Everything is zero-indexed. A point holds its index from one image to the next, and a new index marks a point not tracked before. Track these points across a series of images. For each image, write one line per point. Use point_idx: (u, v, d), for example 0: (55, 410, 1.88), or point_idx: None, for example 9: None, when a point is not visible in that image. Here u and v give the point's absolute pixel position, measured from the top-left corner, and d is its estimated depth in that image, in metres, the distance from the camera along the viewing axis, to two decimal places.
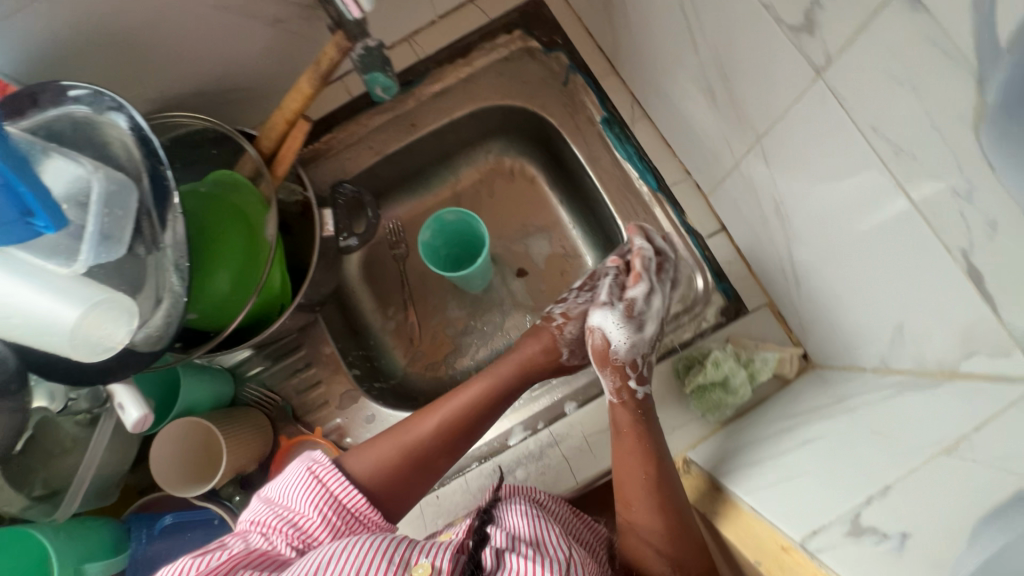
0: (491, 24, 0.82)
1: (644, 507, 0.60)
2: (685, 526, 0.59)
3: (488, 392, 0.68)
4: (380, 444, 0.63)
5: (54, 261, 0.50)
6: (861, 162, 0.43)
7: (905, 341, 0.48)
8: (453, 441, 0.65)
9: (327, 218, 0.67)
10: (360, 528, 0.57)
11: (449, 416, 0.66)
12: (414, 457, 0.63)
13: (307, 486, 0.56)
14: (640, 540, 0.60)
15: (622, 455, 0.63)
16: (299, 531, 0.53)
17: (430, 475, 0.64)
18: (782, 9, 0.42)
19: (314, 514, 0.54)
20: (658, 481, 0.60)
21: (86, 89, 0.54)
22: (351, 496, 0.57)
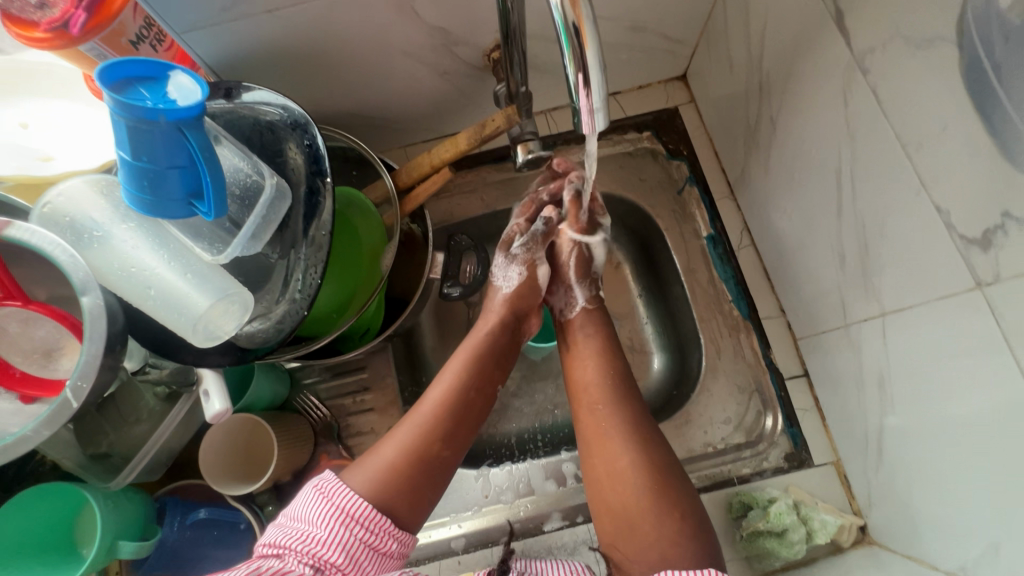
0: (625, 120, 0.86)
1: (620, 428, 0.60)
2: (667, 466, 0.57)
3: (478, 366, 0.66)
4: (375, 457, 0.57)
5: (202, 245, 0.53)
6: (1001, 378, 0.44)
7: (999, 560, 0.47)
8: (456, 431, 0.61)
9: (437, 262, 0.73)
10: (374, 539, 0.51)
11: (439, 403, 0.62)
12: (421, 456, 0.58)
13: (313, 502, 0.51)
14: (621, 476, 0.57)
15: (596, 402, 0.63)
16: (310, 552, 0.47)
17: (442, 474, 0.59)
18: (958, 218, 0.44)
19: (324, 533, 0.49)
20: (637, 425, 0.60)
21: (284, 101, 0.58)
22: (359, 504, 0.51)
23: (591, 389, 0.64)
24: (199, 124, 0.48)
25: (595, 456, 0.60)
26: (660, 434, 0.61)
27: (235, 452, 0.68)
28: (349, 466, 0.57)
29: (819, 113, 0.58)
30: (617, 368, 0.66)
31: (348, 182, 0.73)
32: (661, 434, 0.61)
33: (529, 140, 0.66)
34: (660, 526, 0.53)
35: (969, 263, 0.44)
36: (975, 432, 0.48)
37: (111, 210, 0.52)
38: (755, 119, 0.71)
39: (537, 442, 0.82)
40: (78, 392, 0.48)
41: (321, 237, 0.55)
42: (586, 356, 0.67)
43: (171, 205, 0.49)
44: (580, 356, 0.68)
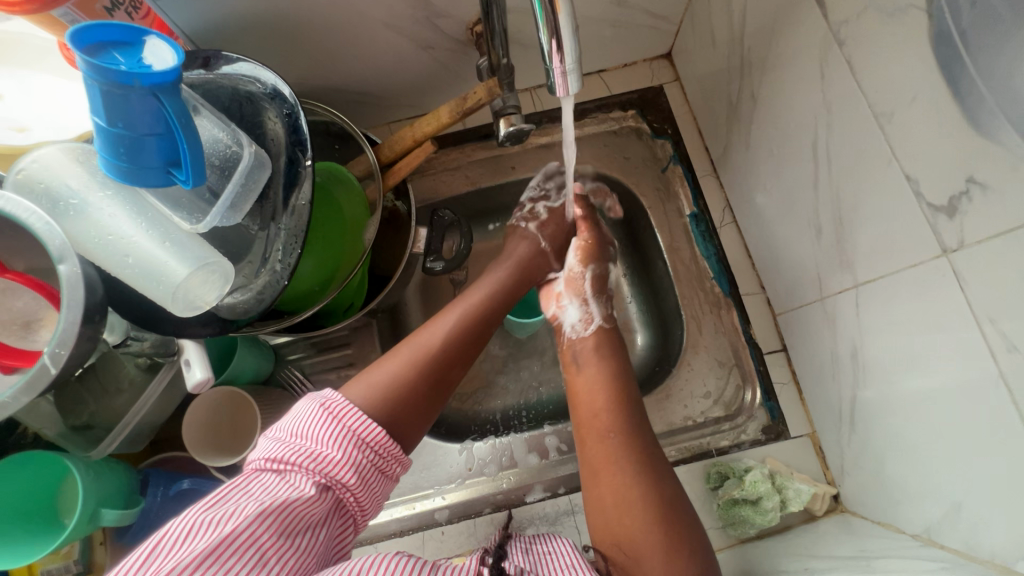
0: (610, 97, 0.85)
1: (616, 429, 0.59)
2: (656, 469, 0.57)
3: (483, 309, 0.67)
4: (381, 373, 0.57)
5: (181, 215, 0.53)
6: (964, 344, 0.45)
7: (962, 519, 0.49)
8: (458, 359, 0.62)
9: (421, 237, 0.71)
10: (381, 462, 0.52)
11: (445, 332, 0.63)
12: (424, 376, 0.58)
13: (322, 421, 0.50)
14: (610, 474, 0.56)
15: (593, 404, 0.62)
16: (320, 472, 0.48)
17: (442, 396, 0.59)
18: (927, 186, 0.45)
19: (335, 454, 0.49)
20: (634, 429, 0.59)
21: (262, 71, 0.58)
22: (370, 429, 0.51)
23: (586, 380, 0.65)
24: (174, 90, 0.48)
25: (586, 450, 0.59)
26: (653, 437, 0.60)
27: (219, 426, 0.69)
28: (353, 378, 0.57)
29: (798, 86, 0.59)
30: (617, 376, 0.65)
31: (331, 156, 0.73)
32: (655, 438, 0.60)
33: (511, 114, 0.65)
34: (643, 525, 0.52)
35: (936, 231, 0.45)
36: (940, 396, 0.49)
37: (87, 178, 0.51)
38: (736, 96, 0.71)
39: (522, 417, 0.83)
40: (56, 358, 0.49)
41: (300, 208, 0.55)
42: (588, 363, 0.67)
43: (149, 173, 0.49)
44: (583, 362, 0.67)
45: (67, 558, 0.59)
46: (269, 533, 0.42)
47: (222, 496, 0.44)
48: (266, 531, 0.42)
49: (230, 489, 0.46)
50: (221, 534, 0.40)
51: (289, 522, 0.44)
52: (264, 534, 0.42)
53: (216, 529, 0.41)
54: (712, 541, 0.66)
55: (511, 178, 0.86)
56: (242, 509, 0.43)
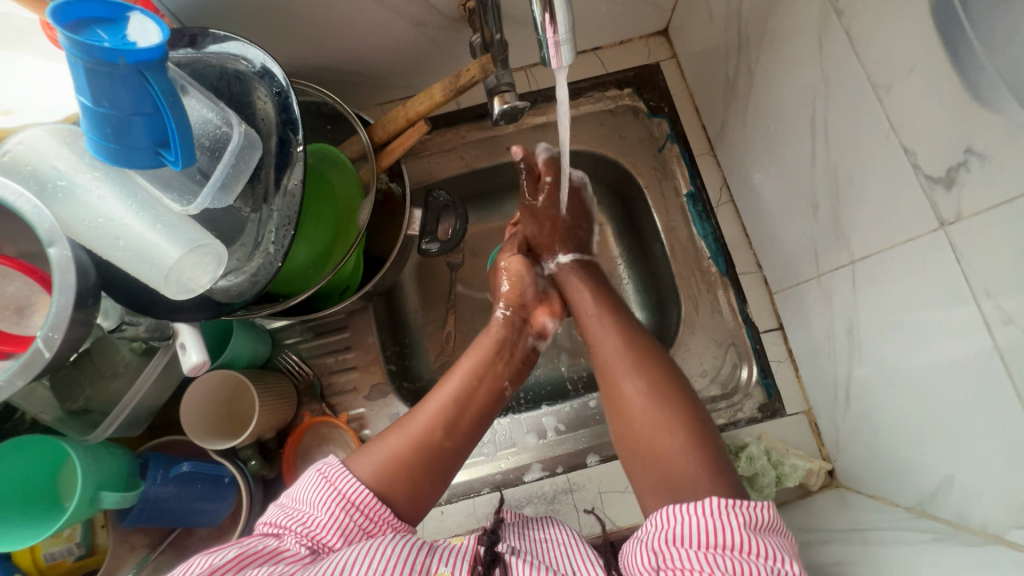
0: (606, 76, 0.84)
1: (622, 357, 0.62)
2: (668, 382, 0.58)
3: (490, 356, 0.66)
4: (383, 443, 0.57)
5: (173, 197, 0.53)
6: (960, 317, 0.45)
7: (955, 491, 0.49)
8: (465, 424, 0.60)
9: (415, 218, 0.70)
10: (373, 526, 0.50)
11: (447, 395, 0.61)
12: (427, 444, 0.57)
13: (317, 486, 0.51)
14: (629, 400, 0.58)
15: (602, 343, 0.65)
16: (308, 533, 0.49)
17: (448, 463, 0.58)
18: (925, 159, 0.45)
19: (324, 517, 0.49)
20: (635, 351, 0.62)
21: (251, 49, 0.57)
22: (359, 490, 0.51)
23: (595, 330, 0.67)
24: (160, 68, 0.47)
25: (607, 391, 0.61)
26: (665, 359, 0.62)
27: (216, 409, 0.69)
28: (359, 449, 0.57)
29: (796, 60, 0.58)
30: (619, 315, 0.67)
31: (323, 138, 0.72)
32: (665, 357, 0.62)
33: (506, 91, 0.63)
34: (667, 439, 0.54)
35: (934, 204, 0.45)
36: (934, 370, 0.50)
37: (75, 160, 0.51)
38: (734, 72, 0.70)
39: (519, 399, 0.83)
40: (49, 342, 0.48)
41: (293, 187, 0.55)
42: (591, 305, 0.70)
43: (138, 155, 0.48)
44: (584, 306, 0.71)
45: (69, 540, 0.60)
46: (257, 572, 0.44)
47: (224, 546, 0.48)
48: (252, 571, 0.44)
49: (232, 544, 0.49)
50: (210, 566, 0.44)
51: (273, 566, 0.45)
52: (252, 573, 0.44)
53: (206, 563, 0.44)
54: None
55: (507, 159, 0.85)
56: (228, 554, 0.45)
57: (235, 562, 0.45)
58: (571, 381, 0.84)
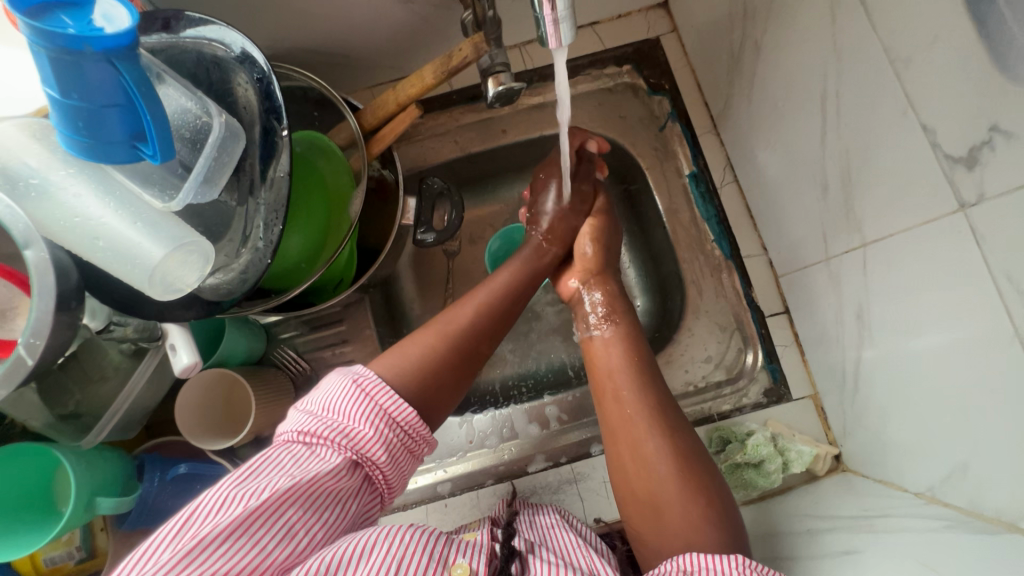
0: (604, 52, 0.80)
1: (649, 414, 0.56)
2: (693, 454, 0.55)
3: (517, 282, 0.66)
4: (410, 347, 0.56)
5: (154, 193, 0.50)
6: (978, 305, 0.44)
7: (968, 478, 0.48)
8: (486, 338, 0.61)
9: (409, 208, 0.70)
10: (411, 441, 0.50)
11: (476, 313, 0.61)
12: (459, 351, 0.58)
13: (354, 399, 0.48)
14: (650, 466, 0.54)
15: (621, 390, 0.59)
16: (350, 447, 0.47)
17: (472, 371, 0.59)
18: (945, 137, 0.43)
19: (367, 430, 0.47)
20: (663, 410, 0.57)
21: (230, 32, 0.53)
22: (399, 406, 0.50)
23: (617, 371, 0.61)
24: (132, 55, 0.43)
25: (620, 446, 0.56)
26: (687, 422, 0.57)
27: (213, 409, 0.67)
28: (381, 355, 0.56)
29: (806, 34, 0.55)
30: (641, 357, 0.62)
31: (311, 126, 0.69)
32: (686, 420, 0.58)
33: (500, 72, 0.60)
34: (690, 517, 0.50)
35: (953, 183, 0.43)
36: (948, 356, 0.48)
37: (48, 156, 0.48)
38: (738, 47, 0.67)
39: (521, 388, 0.82)
40: (32, 348, 0.47)
41: (279, 180, 0.52)
42: (610, 346, 0.63)
43: (114, 149, 0.46)
44: (602, 346, 0.64)
45: (68, 544, 0.59)
46: (295, 514, 0.42)
47: (251, 465, 0.44)
48: (291, 511, 0.42)
49: (258, 459, 0.45)
50: (255, 500, 0.40)
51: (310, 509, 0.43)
52: (290, 514, 0.42)
53: (248, 494, 0.41)
54: None
55: (503, 142, 0.82)
56: (271, 480, 0.42)
57: (275, 500, 0.41)
58: (574, 369, 0.82)
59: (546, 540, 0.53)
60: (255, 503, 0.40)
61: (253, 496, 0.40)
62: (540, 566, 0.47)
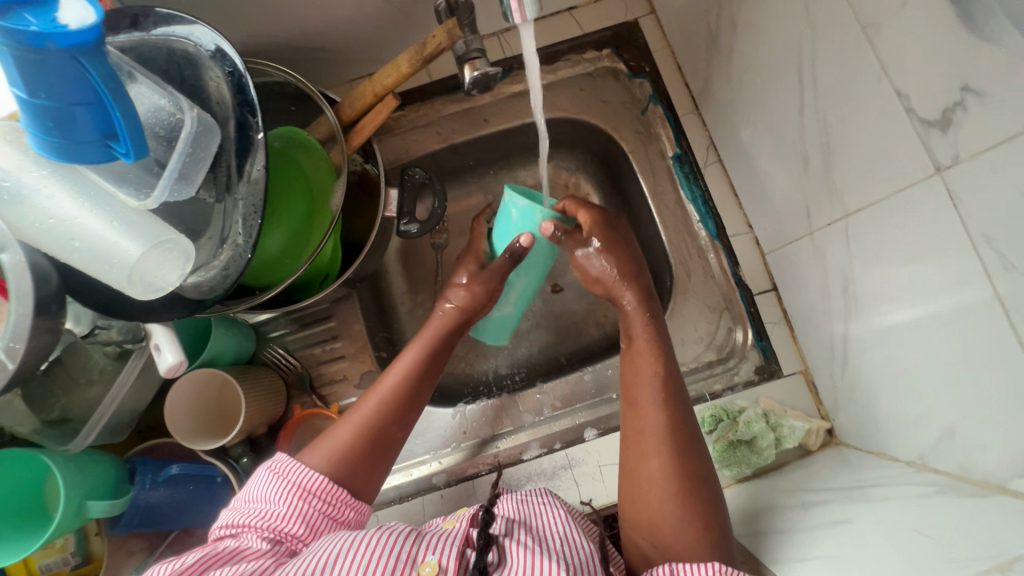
0: (583, 36, 0.80)
1: (661, 433, 0.56)
2: (700, 472, 0.54)
3: (443, 350, 0.66)
4: (331, 436, 0.57)
5: (128, 191, 0.50)
6: (958, 271, 0.44)
7: (956, 443, 0.48)
8: (411, 410, 0.61)
9: (392, 199, 0.68)
10: (333, 509, 0.52)
11: (396, 386, 0.61)
12: (376, 432, 0.57)
13: (269, 482, 0.51)
14: (652, 486, 0.54)
15: (641, 401, 0.58)
16: (268, 526, 0.49)
17: (395, 448, 0.59)
18: (919, 101, 0.43)
19: (282, 508, 0.50)
20: (678, 430, 0.56)
21: (198, 27, 0.53)
22: (313, 478, 0.51)
23: (635, 385, 0.60)
24: (98, 51, 0.43)
25: (628, 461, 0.57)
26: (697, 439, 0.57)
27: (202, 409, 0.67)
28: (306, 445, 0.57)
29: (782, 8, 0.55)
30: (668, 368, 0.60)
31: (289, 121, 0.69)
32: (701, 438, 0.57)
33: (476, 58, 0.59)
34: (687, 537, 0.51)
35: (929, 147, 0.43)
36: (932, 324, 0.48)
37: (19, 157, 0.47)
38: (715, 25, 0.67)
39: (514, 377, 0.82)
40: (12, 352, 0.47)
41: (255, 174, 0.52)
42: (640, 353, 0.61)
43: (86, 148, 0.45)
44: (637, 353, 0.61)
45: (63, 551, 0.60)
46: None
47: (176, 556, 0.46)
48: (215, 573, 0.44)
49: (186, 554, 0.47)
50: (172, 575, 0.43)
51: (235, 566, 0.45)
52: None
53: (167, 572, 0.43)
54: (717, 481, 0.66)
55: (485, 132, 0.81)
56: (187, 560, 0.44)
57: (196, 567, 0.44)
58: (565, 355, 0.82)
59: (534, 521, 0.53)
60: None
61: (169, 572, 0.43)
62: (515, 554, 0.47)
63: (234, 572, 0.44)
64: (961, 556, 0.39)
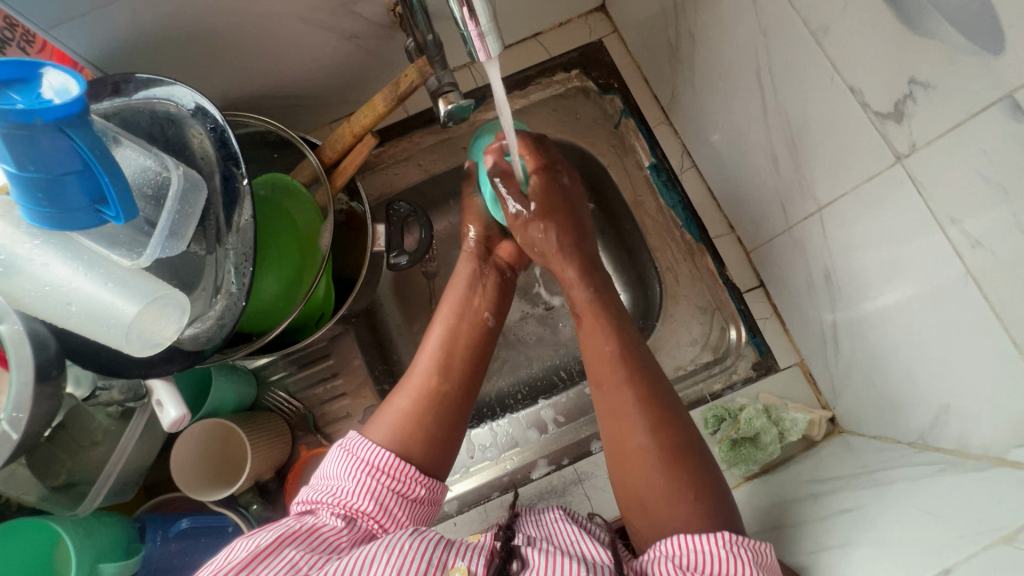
0: (551, 60, 0.82)
1: (634, 407, 0.55)
2: (681, 440, 0.53)
3: (463, 296, 0.65)
4: (390, 408, 0.58)
5: (118, 252, 0.50)
6: (931, 253, 0.45)
7: (952, 420, 0.49)
8: (465, 371, 0.60)
9: (380, 234, 0.69)
10: (400, 485, 0.51)
11: (442, 347, 0.61)
12: (429, 399, 0.57)
13: (340, 459, 0.52)
14: (639, 459, 0.53)
15: (609, 376, 0.57)
16: (340, 503, 0.50)
17: (458, 409, 0.58)
18: (872, 95, 0.45)
19: (352, 485, 0.50)
20: (651, 398, 0.55)
21: (178, 88, 0.55)
22: (380, 455, 0.52)
23: (596, 363, 0.59)
24: (82, 122, 0.44)
25: (610, 434, 0.56)
26: (680, 414, 0.55)
27: (211, 460, 0.67)
28: (372, 419, 0.58)
29: (733, 16, 0.58)
30: (629, 341, 0.59)
31: (273, 167, 0.70)
32: (679, 406, 0.56)
33: (449, 92, 0.61)
34: (684, 510, 0.50)
35: (886, 137, 0.45)
36: (913, 302, 0.49)
37: (11, 231, 0.47)
38: (675, 38, 0.70)
39: (517, 396, 0.81)
40: (15, 423, 0.48)
41: (244, 223, 0.54)
42: (595, 330, 0.61)
43: (76, 215, 0.46)
44: (591, 333, 0.61)
45: None
46: (295, 553, 0.45)
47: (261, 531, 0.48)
48: (291, 552, 0.45)
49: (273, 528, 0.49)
50: (256, 548, 0.44)
51: (311, 549, 0.45)
52: (291, 553, 0.45)
53: (251, 543, 0.45)
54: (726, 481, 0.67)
55: (465, 159, 0.83)
56: (266, 537, 0.46)
57: (276, 544, 0.45)
58: (562, 371, 0.81)
59: (556, 534, 0.53)
60: (258, 548, 0.44)
61: (258, 541, 0.45)
62: (538, 557, 0.47)
63: (312, 555, 0.45)
64: (969, 531, 0.40)
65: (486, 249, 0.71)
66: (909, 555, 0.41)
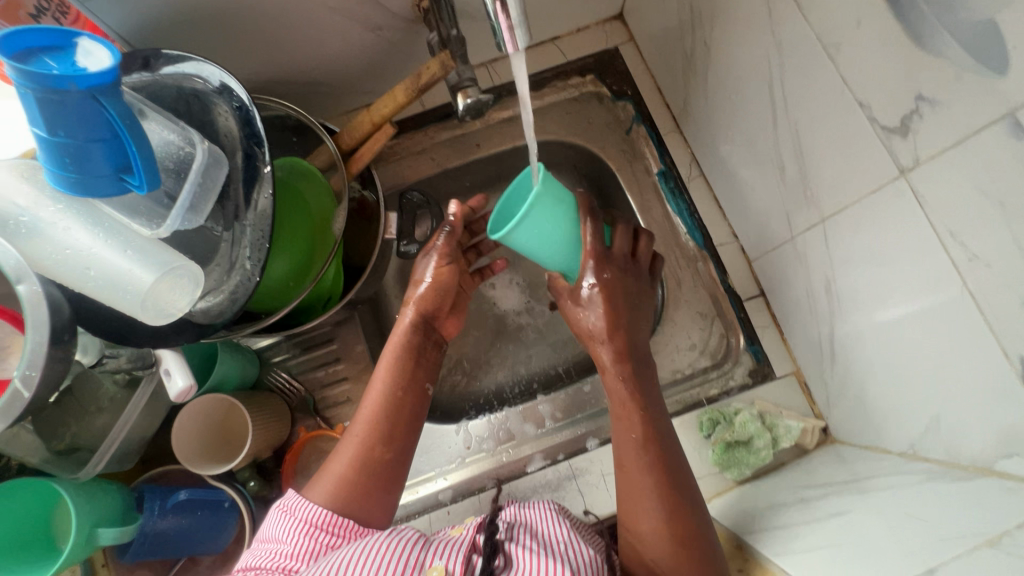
0: (568, 65, 0.84)
1: (651, 491, 0.55)
2: (694, 530, 0.54)
3: (406, 361, 0.63)
4: (331, 464, 0.58)
5: (139, 222, 0.51)
6: (930, 266, 0.47)
7: (941, 431, 0.51)
8: (404, 427, 0.60)
9: (391, 222, 0.71)
10: (339, 539, 0.52)
11: (380, 406, 0.60)
12: (368, 459, 0.57)
13: (280, 520, 0.53)
14: (647, 543, 0.54)
15: (631, 460, 0.58)
16: (277, 566, 0.50)
17: (394, 464, 0.59)
18: (879, 109, 0.46)
19: (290, 547, 0.51)
20: (666, 489, 0.55)
21: (207, 66, 0.56)
22: (318, 512, 0.53)
23: (621, 446, 0.59)
24: (114, 91, 0.45)
25: (625, 512, 0.57)
26: (691, 495, 0.56)
27: (212, 435, 0.69)
28: (311, 475, 0.58)
29: (748, 29, 0.59)
30: (651, 425, 0.59)
31: (290, 150, 0.72)
32: (688, 479, 0.57)
33: (468, 86, 0.62)
34: None
35: (892, 152, 0.47)
36: (910, 317, 0.51)
37: (36, 194, 0.49)
38: (691, 49, 0.71)
39: (515, 391, 0.82)
40: (27, 381, 0.48)
41: (263, 202, 0.54)
42: (625, 419, 0.60)
43: (100, 182, 0.47)
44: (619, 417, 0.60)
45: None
46: None
47: None
48: None
49: None
50: None
51: None
52: None
53: None
54: (717, 484, 0.68)
55: (477, 156, 0.85)
56: None
57: None
58: (562, 367, 0.83)
59: (542, 523, 0.55)
60: None
61: None
62: (523, 556, 0.49)
63: None
64: (953, 535, 0.41)
65: (429, 319, 0.68)
66: (894, 557, 0.42)
